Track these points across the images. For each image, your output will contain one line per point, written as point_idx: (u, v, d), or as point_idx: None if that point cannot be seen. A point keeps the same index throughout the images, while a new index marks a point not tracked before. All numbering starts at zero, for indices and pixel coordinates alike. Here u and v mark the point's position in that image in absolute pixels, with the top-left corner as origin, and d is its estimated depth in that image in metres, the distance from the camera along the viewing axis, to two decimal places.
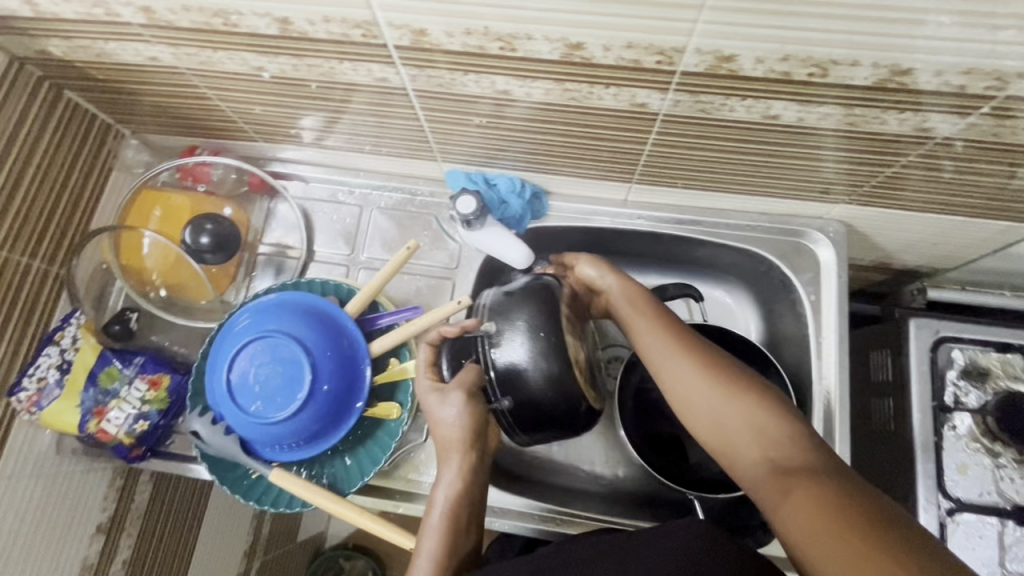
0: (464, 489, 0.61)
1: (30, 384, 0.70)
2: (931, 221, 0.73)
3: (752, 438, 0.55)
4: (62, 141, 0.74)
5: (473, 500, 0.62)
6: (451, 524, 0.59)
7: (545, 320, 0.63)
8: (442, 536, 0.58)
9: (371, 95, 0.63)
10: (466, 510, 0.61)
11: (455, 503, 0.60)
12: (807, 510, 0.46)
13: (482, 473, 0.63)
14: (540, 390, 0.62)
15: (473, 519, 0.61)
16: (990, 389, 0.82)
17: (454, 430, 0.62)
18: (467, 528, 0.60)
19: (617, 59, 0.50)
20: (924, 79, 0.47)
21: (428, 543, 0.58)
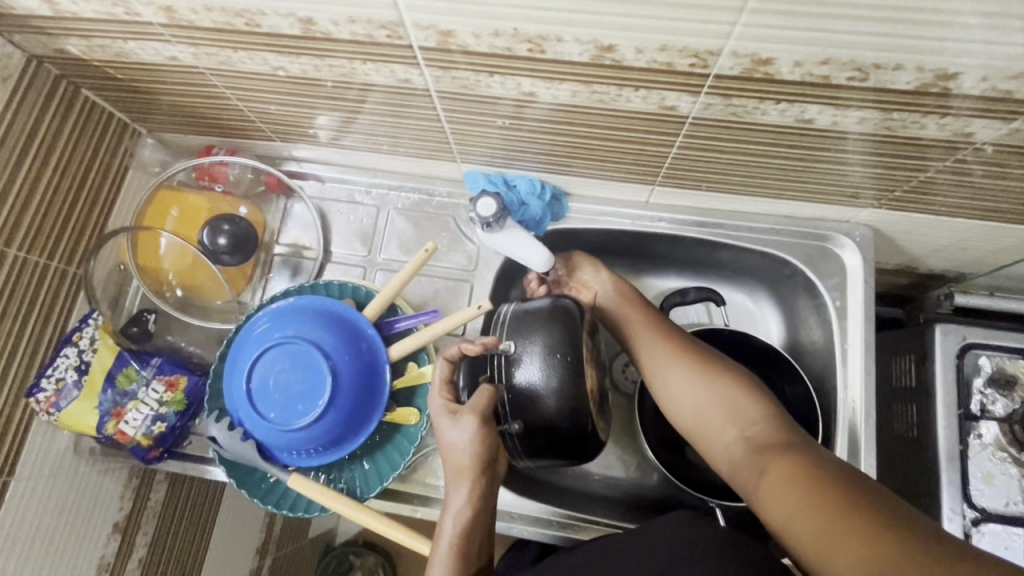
0: (475, 515, 0.59)
1: (48, 385, 0.70)
2: (962, 226, 0.71)
3: (734, 424, 0.60)
4: (79, 141, 0.74)
5: (484, 526, 0.60)
6: (462, 553, 0.57)
7: (564, 344, 0.63)
8: (453, 565, 0.56)
9: (392, 96, 0.62)
10: (477, 537, 0.59)
11: (466, 530, 0.58)
12: (783, 483, 0.51)
13: (493, 498, 0.61)
14: (552, 414, 0.62)
15: (484, 547, 0.59)
16: (1017, 397, 0.80)
17: (467, 453, 0.60)
18: (478, 555, 0.58)
19: (649, 62, 0.48)
20: (969, 83, 0.45)
21: (438, 571, 0.56)
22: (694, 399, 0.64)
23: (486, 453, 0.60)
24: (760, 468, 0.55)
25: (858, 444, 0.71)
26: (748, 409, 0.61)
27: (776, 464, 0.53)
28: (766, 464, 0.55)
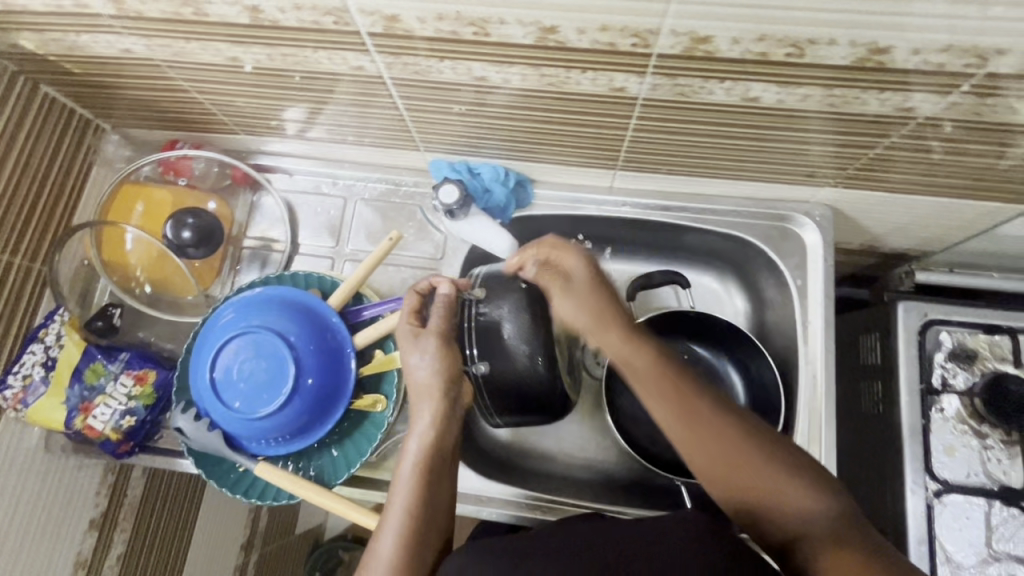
0: (436, 439, 0.60)
1: (15, 380, 0.70)
2: (918, 203, 0.73)
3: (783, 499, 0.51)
4: (40, 136, 0.73)
5: (447, 449, 0.61)
6: (424, 473, 0.58)
7: (534, 297, 0.67)
8: (416, 486, 0.57)
9: (348, 84, 0.63)
10: (439, 459, 0.60)
11: (428, 452, 0.59)
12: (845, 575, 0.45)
13: (455, 425, 0.62)
14: (519, 362, 0.66)
15: (447, 469, 0.60)
16: (978, 371, 0.82)
17: (428, 378, 0.61)
18: (443, 478, 0.59)
19: (592, 42, 0.49)
20: (902, 57, 0.46)
21: (401, 494, 0.57)
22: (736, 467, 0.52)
23: (448, 375, 0.62)
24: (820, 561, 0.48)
25: (818, 419, 0.73)
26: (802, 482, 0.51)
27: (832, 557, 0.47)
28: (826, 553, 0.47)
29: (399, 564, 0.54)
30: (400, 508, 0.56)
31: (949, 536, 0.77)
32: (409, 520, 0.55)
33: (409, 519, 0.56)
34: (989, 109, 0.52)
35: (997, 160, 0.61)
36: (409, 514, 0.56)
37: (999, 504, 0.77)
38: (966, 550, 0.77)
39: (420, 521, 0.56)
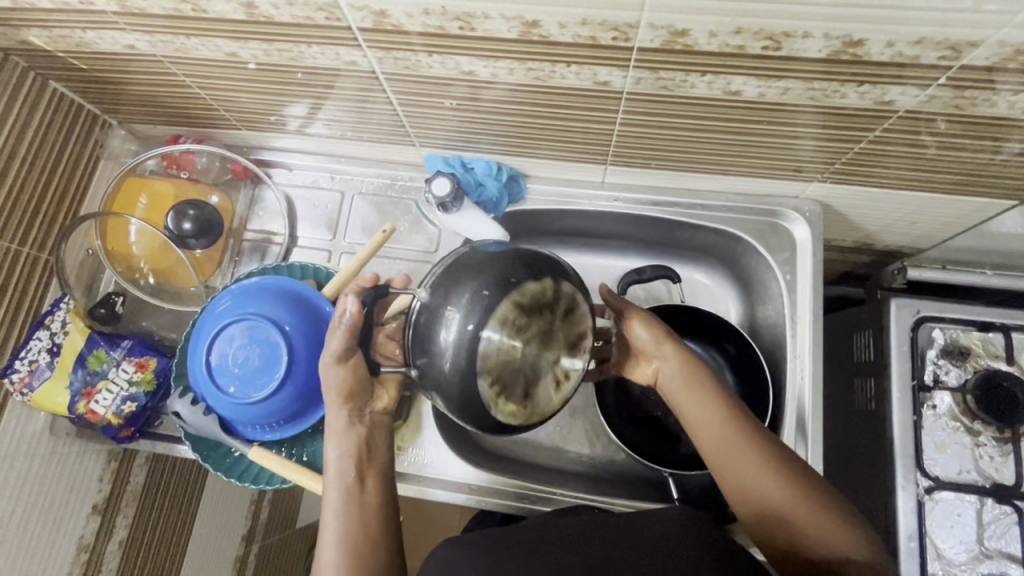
0: (350, 445, 0.61)
1: (21, 366, 0.72)
2: (907, 198, 0.73)
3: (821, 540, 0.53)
4: (50, 130, 0.76)
5: (368, 450, 0.62)
6: (345, 475, 0.59)
7: (483, 309, 0.49)
8: (341, 490, 0.59)
9: (343, 80, 0.65)
10: (358, 461, 0.61)
11: (347, 458, 0.60)
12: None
13: (367, 426, 0.63)
14: (445, 379, 0.51)
15: (370, 468, 0.61)
16: (971, 368, 0.82)
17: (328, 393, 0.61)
18: (367, 477, 0.61)
19: (574, 36, 0.50)
20: (877, 50, 0.47)
21: (331, 501, 0.58)
22: (780, 500, 0.56)
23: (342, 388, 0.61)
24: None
25: (805, 415, 0.73)
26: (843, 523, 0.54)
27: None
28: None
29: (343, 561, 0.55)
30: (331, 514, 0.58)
31: (940, 533, 0.77)
32: (342, 523, 0.57)
33: (343, 522, 0.57)
34: (968, 102, 0.52)
35: (986, 156, 0.61)
36: (342, 517, 0.57)
37: (991, 502, 0.77)
38: (957, 548, 0.77)
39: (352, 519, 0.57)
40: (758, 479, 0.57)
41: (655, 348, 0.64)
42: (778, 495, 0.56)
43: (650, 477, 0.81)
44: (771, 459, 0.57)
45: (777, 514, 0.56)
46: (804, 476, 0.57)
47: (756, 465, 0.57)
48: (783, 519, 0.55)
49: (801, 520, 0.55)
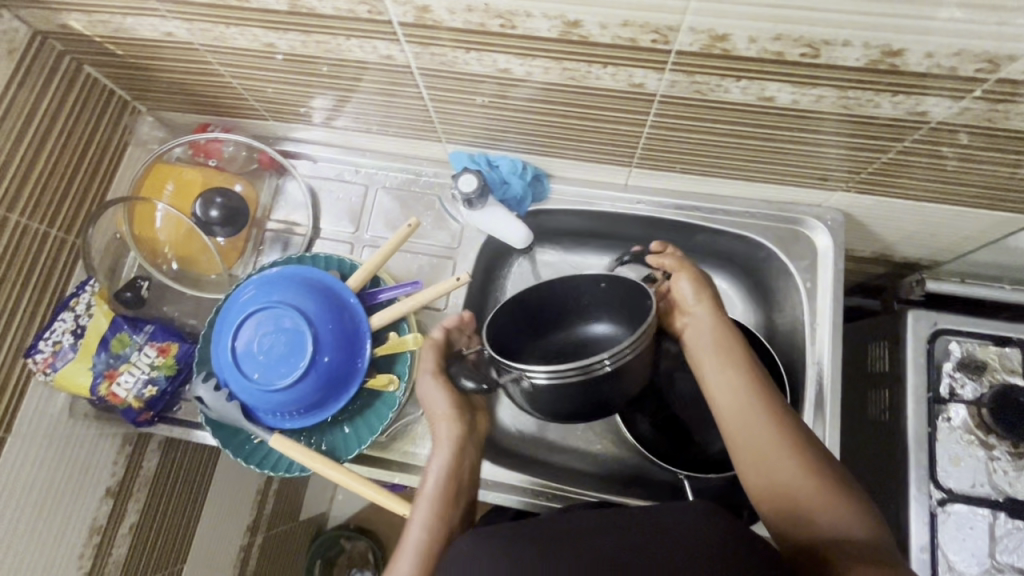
0: (452, 468, 0.65)
1: (46, 346, 0.73)
2: (930, 210, 0.73)
3: (824, 511, 0.55)
4: (81, 114, 0.77)
5: (463, 477, 0.66)
6: (442, 492, 0.64)
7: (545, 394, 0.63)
8: (433, 507, 0.62)
9: (376, 74, 0.65)
10: (454, 487, 0.65)
11: (446, 479, 0.64)
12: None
13: (469, 455, 0.67)
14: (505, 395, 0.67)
15: (462, 494, 0.65)
16: (987, 382, 0.82)
17: (440, 411, 0.67)
18: (457, 502, 0.65)
19: (613, 37, 0.51)
20: (915, 60, 0.47)
21: (421, 510, 0.62)
22: (789, 470, 0.58)
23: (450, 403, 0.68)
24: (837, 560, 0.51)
25: (822, 422, 0.73)
26: (848, 500, 0.56)
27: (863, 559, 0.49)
28: (848, 556, 0.50)
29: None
30: (416, 530, 0.61)
31: (952, 546, 0.77)
32: (426, 542, 0.60)
33: (427, 541, 0.60)
34: (1000, 116, 0.53)
35: (1012, 170, 0.62)
36: (426, 537, 0.61)
37: (1004, 516, 0.77)
38: (969, 561, 0.77)
39: (435, 542, 0.61)
40: (772, 447, 0.59)
41: (693, 299, 0.70)
42: (788, 464, 0.58)
43: (664, 479, 0.81)
44: (788, 431, 0.60)
45: (784, 483, 0.57)
46: (818, 452, 0.59)
47: (770, 434, 0.59)
48: (789, 488, 0.57)
49: (808, 490, 0.56)
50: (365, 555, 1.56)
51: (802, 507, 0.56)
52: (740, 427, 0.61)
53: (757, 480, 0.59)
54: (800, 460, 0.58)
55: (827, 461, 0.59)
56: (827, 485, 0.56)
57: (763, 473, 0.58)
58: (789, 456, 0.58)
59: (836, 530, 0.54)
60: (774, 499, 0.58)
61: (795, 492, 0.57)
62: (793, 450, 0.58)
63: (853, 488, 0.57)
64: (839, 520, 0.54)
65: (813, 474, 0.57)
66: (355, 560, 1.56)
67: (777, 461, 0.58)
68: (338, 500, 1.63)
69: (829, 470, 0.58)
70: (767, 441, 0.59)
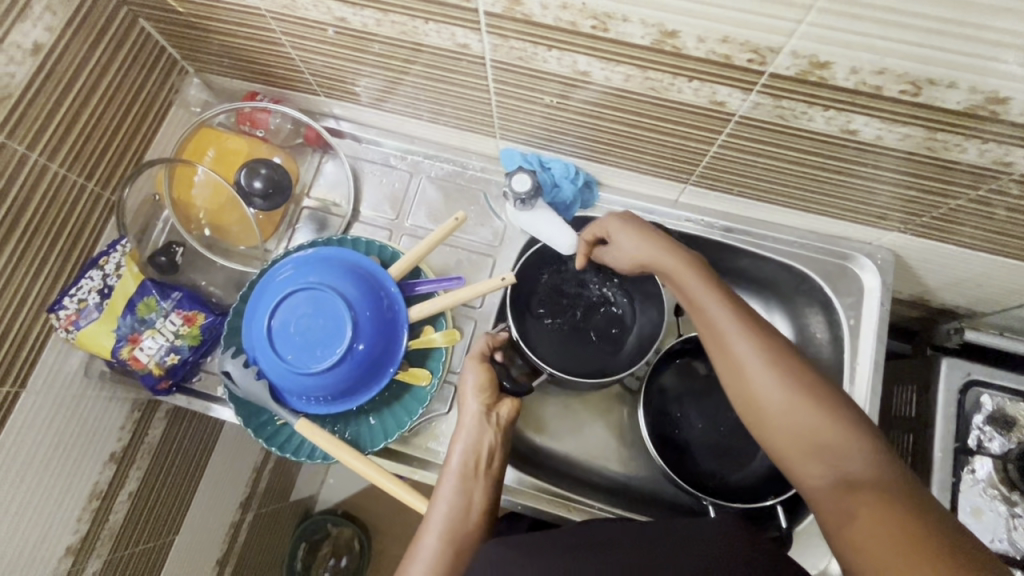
0: (474, 446, 0.64)
1: (70, 303, 0.70)
2: (983, 261, 0.72)
3: (827, 452, 0.49)
4: (132, 67, 0.75)
5: (490, 454, 0.65)
6: (464, 468, 0.63)
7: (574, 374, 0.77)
8: (456, 485, 0.62)
9: (446, 61, 0.64)
10: (477, 463, 0.64)
11: (468, 456, 0.64)
12: (877, 529, 0.44)
13: (494, 433, 0.66)
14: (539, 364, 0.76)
15: (488, 470, 0.64)
16: (1015, 438, 0.80)
17: (467, 392, 0.67)
18: (481, 479, 0.63)
19: (708, 52, 0.50)
20: (1016, 110, 0.47)
21: (446, 486, 0.62)
22: (790, 410, 0.51)
23: (479, 386, 0.67)
24: (847, 506, 0.47)
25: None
26: (854, 435, 0.49)
27: (871, 505, 0.45)
28: (856, 501, 0.46)
29: (440, 556, 0.57)
30: (440, 505, 0.61)
31: None
32: (448, 519, 0.60)
33: (449, 517, 0.60)
34: None
35: None
36: (449, 513, 0.60)
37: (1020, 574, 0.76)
38: None
39: (458, 517, 0.60)
40: (762, 387, 0.53)
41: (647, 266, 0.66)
42: (785, 402, 0.52)
43: (682, 502, 0.81)
44: (779, 367, 0.53)
45: (782, 425, 0.52)
46: (805, 377, 0.52)
47: (762, 371, 0.53)
48: (787, 434, 0.52)
49: (808, 428, 0.51)
50: (351, 542, 1.53)
51: (802, 447, 0.51)
52: (728, 367, 0.56)
53: (757, 424, 0.54)
54: (793, 398, 0.51)
55: (828, 391, 0.52)
56: (830, 419, 0.50)
57: (758, 416, 0.53)
58: (787, 394, 0.52)
59: (840, 469, 0.49)
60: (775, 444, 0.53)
61: (794, 434, 0.51)
62: (786, 387, 0.52)
63: (862, 419, 0.51)
64: (846, 458, 0.49)
65: (812, 410, 0.51)
66: (339, 547, 1.52)
67: (770, 403, 0.52)
68: (329, 483, 1.59)
69: (832, 400, 0.51)
70: (758, 378, 0.53)
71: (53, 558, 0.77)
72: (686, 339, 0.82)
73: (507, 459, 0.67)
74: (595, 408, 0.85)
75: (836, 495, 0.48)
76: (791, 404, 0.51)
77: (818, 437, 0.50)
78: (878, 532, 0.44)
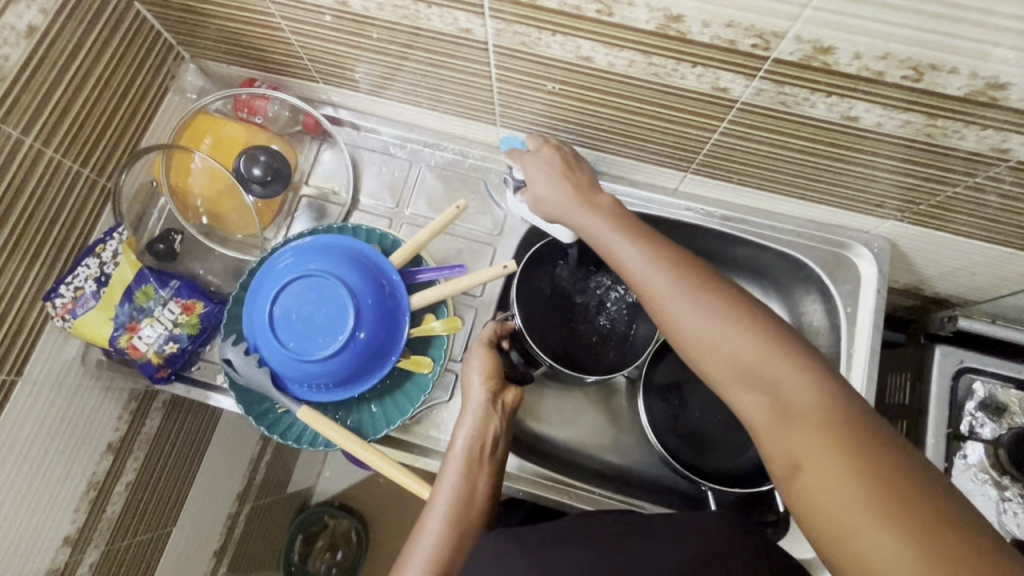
0: (480, 431, 0.65)
1: (66, 291, 0.69)
2: (978, 250, 0.73)
3: (766, 382, 0.48)
4: (127, 52, 0.74)
5: (495, 440, 0.66)
6: (469, 455, 0.64)
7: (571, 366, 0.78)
8: (461, 470, 0.63)
9: (448, 47, 0.64)
10: (482, 448, 0.64)
11: (474, 441, 0.64)
12: (818, 463, 0.43)
13: (499, 417, 0.67)
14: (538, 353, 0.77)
15: (493, 455, 0.65)
16: (1006, 424, 0.81)
17: (473, 377, 0.67)
18: (486, 464, 0.64)
19: (713, 37, 0.50)
20: (1016, 96, 0.47)
21: (451, 471, 0.63)
22: (729, 344, 0.51)
23: (486, 372, 0.67)
24: (783, 443, 0.46)
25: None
26: (795, 364, 0.48)
27: (808, 440, 0.44)
28: (797, 435, 0.45)
29: (445, 537, 0.59)
30: (444, 491, 0.62)
31: None
32: (451, 505, 0.61)
33: (453, 503, 0.61)
34: None
35: None
36: (454, 499, 0.61)
37: None
38: None
39: (463, 503, 0.61)
40: (694, 325, 0.53)
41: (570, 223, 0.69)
42: (727, 341, 0.51)
43: (680, 488, 0.82)
44: (707, 305, 0.53)
45: (717, 359, 0.51)
46: (747, 314, 0.52)
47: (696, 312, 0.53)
48: (726, 366, 0.51)
49: (745, 360, 0.50)
50: (348, 533, 1.53)
51: (738, 380, 0.50)
52: (658, 310, 0.56)
53: (700, 364, 0.53)
54: (728, 331, 0.51)
55: (764, 324, 0.51)
56: (775, 356, 0.49)
57: (695, 353, 0.53)
58: (724, 330, 0.51)
59: (778, 396, 0.48)
60: (715, 375, 0.52)
61: (731, 368, 0.51)
62: (723, 322, 0.52)
63: (801, 348, 0.50)
64: (785, 387, 0.47)
65: (750, 343, 0.50)
66: (336, 539, 1.51)
67: (703, 340, 0.52)
68: (325, 475, 1.59)
69: (771, 330, 0.50)
70: (690, 318, 0.53)
71: (50, 549, 0.76)
72: None
73: (510, 445, 0.68)
74: (594, 395, 0.85)
75: (773, 425, 0.47)
76: (729, 338, 0.51)
77: (756, 367, 0.49)
78: (820, 458, 0.43)
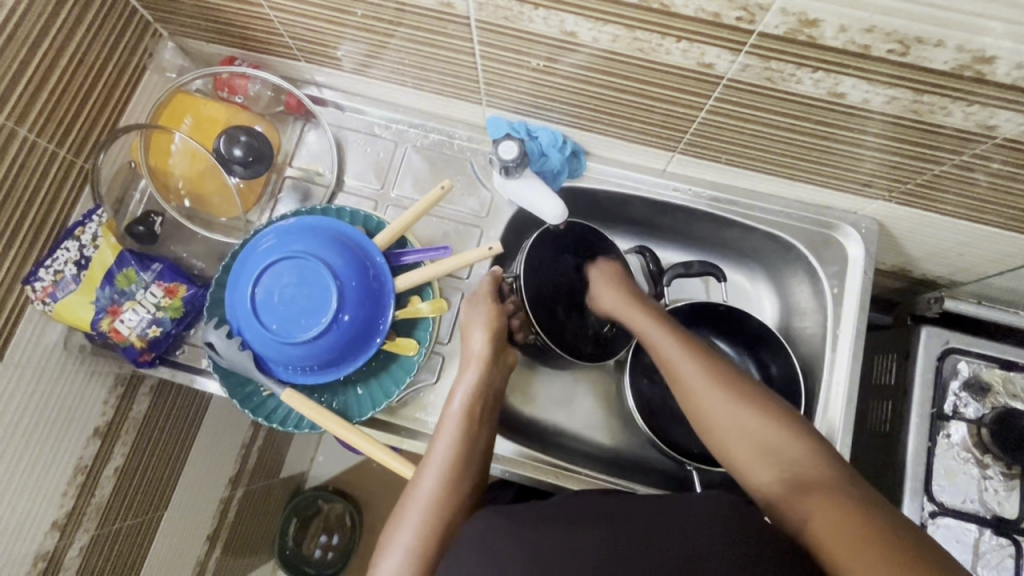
0: (481, 390, 0.65)
1: (46, 275, 0.68)
2: (966, 230, 0.73)
3: (790, 465, 0.55)
4: (102, 29, 0.72)
5: (489, 400, 0.66)
6: (467, 412, 0.63)
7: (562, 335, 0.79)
8: (461, 427, 0.62)
9: (430, 21, 0.62)
10: (480, 406, 0.65)
11: (472, 400, 0.64)
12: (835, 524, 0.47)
13: (496, 379, 0.68)
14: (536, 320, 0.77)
15: (488, 416, 0.65)
16: (989, 403, 0.81)
17: (474, 331, 0.68)
18: (482, 423, 0.64)
19: (697, 10, 0.49)
20: (1002, 70, 0.47)
21: (447, 430, 0.62)
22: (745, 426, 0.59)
23: (486, 328, 0.69)
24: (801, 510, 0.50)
25: (832, 444, 0.73)
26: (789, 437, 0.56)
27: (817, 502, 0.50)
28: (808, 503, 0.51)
29: (441, 493, 0.58)
30: (442, 447, 0.61)
31: None
32: (450, 460, 0.60)
33: (452, 457, 0.60)
34: None
35: None
36: (452, 455, 0.60)
37: (990, 532, 0.78)
38: None
39: (463, 458, 0.61)
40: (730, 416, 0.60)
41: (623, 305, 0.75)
42: (744, 425, 0.59)
43: (669, 470, 0.82)
44: (746, 402, 0.60)
45: (750, 450, 0.58)
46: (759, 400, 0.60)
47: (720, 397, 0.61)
48: (741, 443, 0.58)
49: (770, 450, 0.56)
50: (342, 517, 1.53)
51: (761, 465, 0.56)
52: (701, 404, 0.63)
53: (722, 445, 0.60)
54: (760, 419, 0.58)
55: (785, 412, 0.59)
56: (782, 436, 0.57)
57: (724, 444, 0.60)
58: (744, 420, 0.59)
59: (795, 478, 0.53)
60: (742, 464, 0.58)
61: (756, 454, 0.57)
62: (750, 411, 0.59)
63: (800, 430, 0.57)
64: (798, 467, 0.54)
65: (771, 427, 0.57)
66: (329, 522, 1.51)
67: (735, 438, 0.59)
68: (319, 460, 1.58)
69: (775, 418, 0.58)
70: (725, 412, 0.60)
71: (39, 532, 0.76)
72: (674, 311, 0.82)
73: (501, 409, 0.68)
74: (583, 376, 0.86)
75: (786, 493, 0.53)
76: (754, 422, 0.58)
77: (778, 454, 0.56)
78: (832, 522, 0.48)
